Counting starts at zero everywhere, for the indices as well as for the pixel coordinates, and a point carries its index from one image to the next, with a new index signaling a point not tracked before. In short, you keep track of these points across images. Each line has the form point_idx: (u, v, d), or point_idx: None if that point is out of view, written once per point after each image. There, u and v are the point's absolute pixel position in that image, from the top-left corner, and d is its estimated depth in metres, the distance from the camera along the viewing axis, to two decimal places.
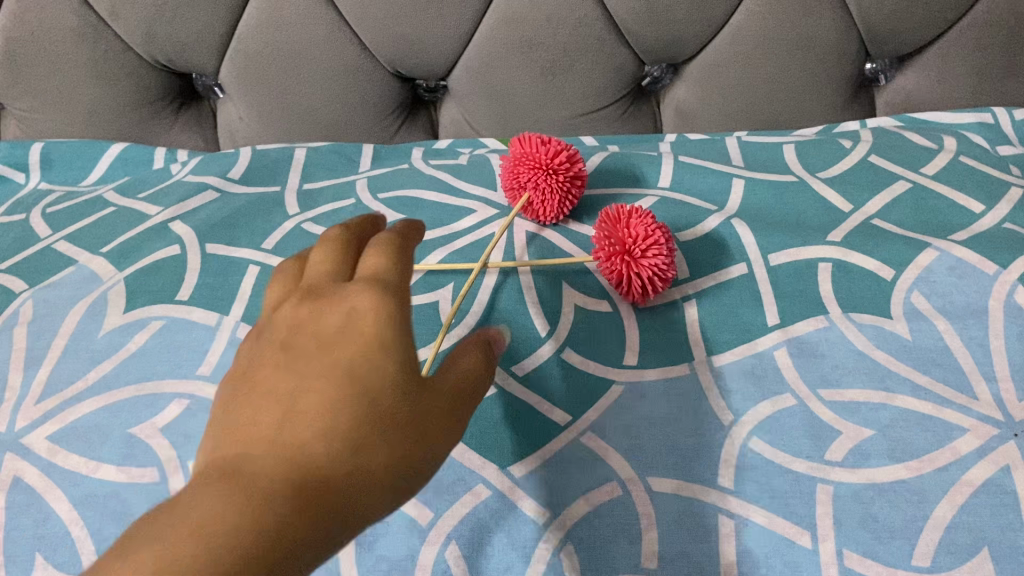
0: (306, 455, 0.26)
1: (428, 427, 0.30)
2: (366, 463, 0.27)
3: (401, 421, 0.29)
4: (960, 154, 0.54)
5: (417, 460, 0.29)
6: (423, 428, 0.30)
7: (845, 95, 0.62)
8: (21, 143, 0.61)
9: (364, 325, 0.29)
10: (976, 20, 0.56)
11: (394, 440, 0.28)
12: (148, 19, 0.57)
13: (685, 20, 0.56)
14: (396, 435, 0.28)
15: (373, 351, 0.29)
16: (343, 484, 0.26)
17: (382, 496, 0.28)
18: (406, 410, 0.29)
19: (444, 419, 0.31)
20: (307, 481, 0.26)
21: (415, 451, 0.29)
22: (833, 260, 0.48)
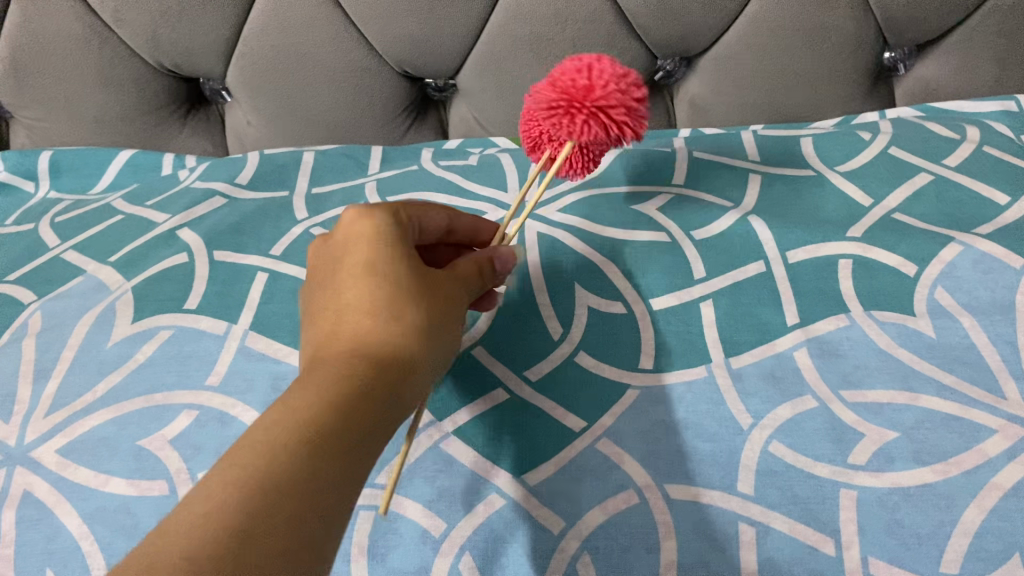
0: (370, 329, 0.34)
1: (457, 300, 0.37)
2: (423, 318, 0.35)
3: (438, 291, 0.36)
4: (984, 143, 0.52)
5: (453, 323, 0.37)
6: (456, 302, 0.37)
7: (864, 86, 0.61)
8: (30, 152, 0.61)
9: (365, 224, 0.36)
10: (998, 7, 0.55)
11: (437, 304, 0.36)
12: (153, 24, 0.56)
13: (698, 12, 0.55)
14: (438, 300, 0.36)
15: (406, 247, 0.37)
16: (407, 333, 0.34)
17: (437, 349, 0.35)
18: (438, 282, 0.36)
19: (465, 298, 0.38)
20: (373, 344, 0.33)
21: (450, 315, 0.36)
22: (853, 256, 0.47)
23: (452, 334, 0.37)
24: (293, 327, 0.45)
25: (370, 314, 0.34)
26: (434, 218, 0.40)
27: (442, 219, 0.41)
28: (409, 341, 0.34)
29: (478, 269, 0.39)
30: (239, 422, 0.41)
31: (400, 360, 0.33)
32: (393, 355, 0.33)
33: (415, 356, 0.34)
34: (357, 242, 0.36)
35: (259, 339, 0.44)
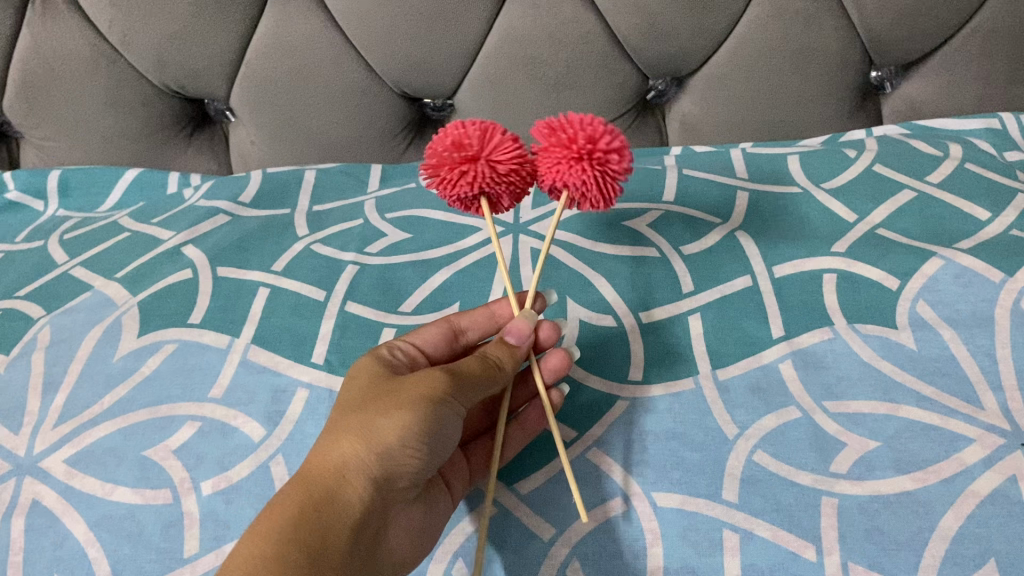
0: (325, 446, 0.37)
1: (428, 377, 0.38)
2: (367, 417, 0.37)
3: (400, 385, 0.38)
4: (966, 160, 0.54)
5: (423, 397, 0.37)
6: (425, 379, 0.38)
7: (851, 104, 0.62)
8: (39, 171, 0.63)
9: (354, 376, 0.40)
10: (979, 27, 0.56)
11: (395, 396, 0.37)
12: (159, 47, 0.58)
13: (687, 33, 0.57)
14: (396, 392, 0.37)
15: (373, 372, 0.40)
16: (347, 441, 0.36)
17: (395, 429, 0.36)
18: (399, 381, 0.38)
19: (447, 371, 0.38)
20: (321, 460, 0.36)
21: (415, 393, 0.37)
22: (838, 271, 0.48)
23: (425, 404, 0.37)
24: (294, 340, 0.47)
25: (339, 439, 0.37)
26: (434, 335, 0.44)
27: (441, 334, 0.44)
28: (348, 448, 0.36)
29: (489, 358, 0.41)
30: (241, 433, 0.43)
31: (340, 468, 0.36)
32: (336, 466, 0.36)
33: (357, 457, 0.36)
34: (351, 390, 0.40)
35: (261, 353, 0.46)
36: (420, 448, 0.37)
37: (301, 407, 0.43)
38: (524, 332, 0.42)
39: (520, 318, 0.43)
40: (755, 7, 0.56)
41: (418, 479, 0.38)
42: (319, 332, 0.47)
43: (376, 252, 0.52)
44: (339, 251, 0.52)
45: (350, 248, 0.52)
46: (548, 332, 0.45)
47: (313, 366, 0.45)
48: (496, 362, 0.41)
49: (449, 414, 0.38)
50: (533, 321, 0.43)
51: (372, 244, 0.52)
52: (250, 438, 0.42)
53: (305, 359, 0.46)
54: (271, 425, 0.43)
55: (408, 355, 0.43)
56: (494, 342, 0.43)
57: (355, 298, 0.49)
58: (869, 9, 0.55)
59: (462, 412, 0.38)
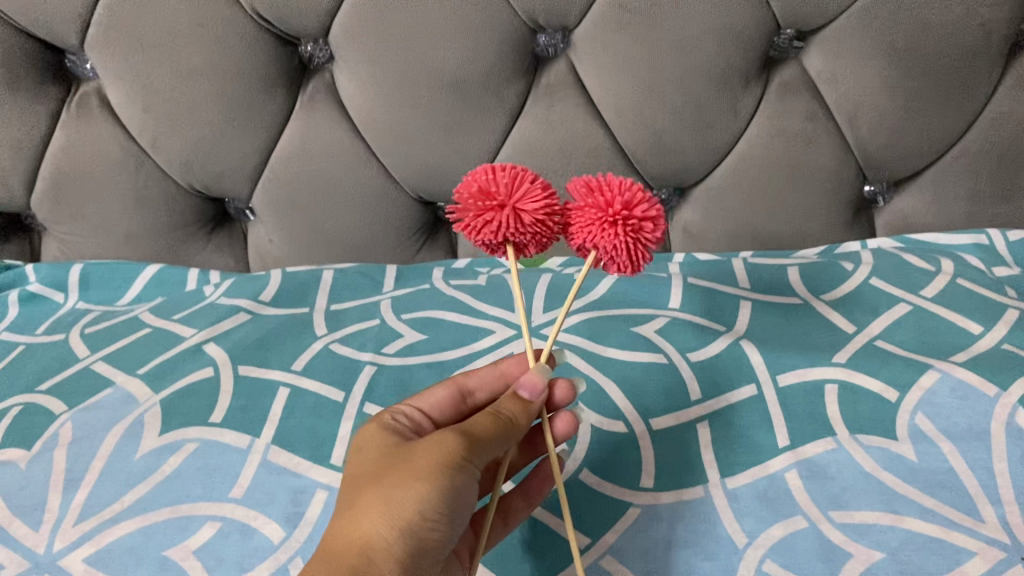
0: (346, 523, 0.37)
1: (439, 443, 0.39)
2: (385, 489, 0.37)
3: (413, 454, 0.39)
4: (958, 276, 0.56)
5: (438, 463, 0.38)
6: (438, 443, 0.39)
7: (848, 217, 0.65)
8: (62, 265, 0.64)
9: (366, 446, 0.41)
10: (965, 149, 0.60)
11: (411, 464, 0.38)
12: (187, 151, 0.61)
13: (691, 149, 0.61)
14: (411, 462, 0.38)
15: (384, 439, 0.41)
16: (370, 516, 0.37)
17: (415, 500, 0.37)
18: (412, 449, 0.39)
19: (457, 433, 0.39)
20: (344, 537, 0.37)
21: (431, 459, 0.38)
22: (839, 381, 0.50)
23: (440, 470, 0.38)
24: (313, 442, 0.48)
25: (359, 509, 0.37)
26: (438, 397, 0.45)
27: (447, 395, 0.45)
28: (371, 523, 0.37)
29: (502, 414, 0.41)
30: (260, 534, 0.43)
31: (366, 545, 0.36)
32: (360, 546, 0.36)
33: (380, 532, 0.36)
34: (361, 458, 0.40)
35: (281, 454, 0.47)
36: (440, 513, 0.38)
37: (320, 509, 0.44)
38: (536, 386, 0.43)
39: (533, 372, 0.44)
40: (755, 127, 0.60)
41: (440, 548, 0.39)
42: (338, 434, 0.48)
43: (392, 352, 0.53)
44: (357, 351, 0.53)
45: (368, 348, 0.54)
46: (563, 391, 0.46)
47: (332, 468, 0.46)
48: (509, 416, 0.42)
49: (466, 478, 0.38)
50: (547, 376, 0.44)
51: (389, 344, 0.54)
52: (269, 540, 0.43)
53: (324, 461, 0.47)
54: (290, 527, 0.44)
55: (411, 419, 0.44)
56: (507, 396, 0.43)
57: (372, 399, 0.50)
58: (861, 130, 0.59)
59: (475, 472, 0.39)
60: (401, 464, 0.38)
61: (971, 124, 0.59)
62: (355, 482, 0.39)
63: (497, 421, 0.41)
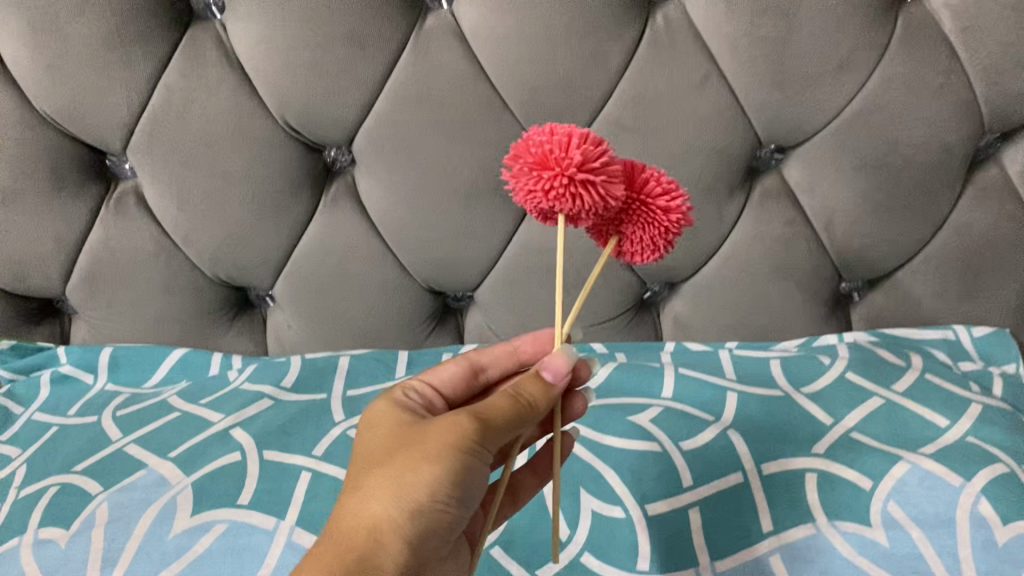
0: (359, 502, 0.40)
1: (451, 425, 0.40)
2: (396, 473, 0.40)
3: (426, 436, 0.40)
4: (927, 371, 0.61)
5: (448, 447, 0.39)
6: (450, 425, 0.40)
7: (826, 311, 0.70)
8: (92, 348, 0.69)
9: (386, 423, 0.43)
10: (932, 254, 0.66)
11: (423, 448, 0.40)
12: (216, 245, 0.66)
13: (681, 249, 0.66)
14: (423, 444, 0.40)
15: (403, 418, 0.43)
16: (380, 498, 0.39)
17: (424, 485, 0.39)
18: (425, 430, 0.41)
19: (471, 417, 0.40)
20: (355, 518, 0.39)
21: (443, 441, 0.40)
22: (818, 470, 0.54)
23: (450, 455, 0.39)
24: None
25: (372, 489, 0.40)
26: (450, 374, 0.50)
27: (459, 373, 0.50)
28: (381, 506, 0.39)
29: (521, 397, 0.42)
30: None
31: (375, 526, 0.39)
32: (369, 527, 0.39)
33: (389, 514, 0.39)
34: (380, 436, 0.43)
35: (305, 535, 0.51)
36: (450, 495, 0.39)
37: None
38: (559, 372, 0.43)
39: (561, 355, 0.43)
40: (740, 231, 0.65)
41: (453, 524, 0.41)
42: None
43: None
44: None
45: None
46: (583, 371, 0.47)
47: None
48: (528, 401, 0.42)
49: (477, 463, 0.40)
50: (573, 359, 0.43)
51: None
52: None
53: None
54: None
55: (424, 397, 0.48)
56: (531, 375, 0.43)
57: None
58: (837, 236, 0.65)
59: (487, 454, 0.40)
60: (415, 448, 0.40)
61: (937, 231, 0.65)
62: (372, 458, 0.42)
63: (515, 405, 0.41)
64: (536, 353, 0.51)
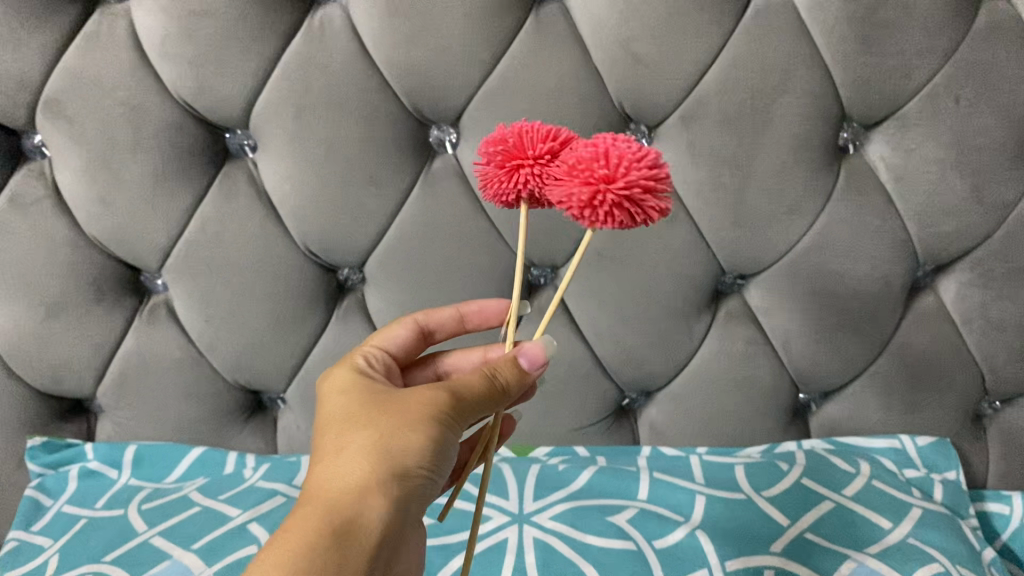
0: (341, 466, 0.44)
1: (431, 397, 0.45)
2: (380, 437, 0.44)
3: (407, 404, 0.45)
4: (873, 477, 0.68)
5: (430, 416, 0.45)
6: (430, 397, 0.45)
7: (786, 420, 0.78)
8: (118, 446, 0.75)
9: (357, 398, 0.48)
10: (877, 371, 0.74)
11: (405, 415, 0.45)
12: (238, 353, 0.74)
13: (654, 362, 0.74)
14: (403, 412, 0.45)
15: (373, 392, 0.48)
16: (363, 462, 0.43)
17: (408, 449, 0.44)
18: (402, 400, 0.46)
19: (448, 392, 0.46)
20: (341, 482, 0.43)
21: (424, 410, 0.45)
22: (776, 567, 0.61)
23: (430, 423, 0.44)
24: None
25: (356, 454, 0.44)
26: (401, 338, 0.57)
27: (409, 335, 0.58)
28: (368, 467, 0.43)
29: (497, 378, 0.48)
30: None
31: (360, 488, 0.43)
32: (354, 489, 0.43)
33: (372, 475, 0.43)
34: (354, 408, 0.47)
35: None
36: (431, 462, 0.44)
37: None
38: (537, 360, 0.50)
39: (538, 346, 0.50)
40: (706, 348, 0.74)
41: (429, 491, 0.45)
42: None
43: None
44: None
45: None
46: None
47: None
48: (502, 384, 0.48)
49: (453, 432, 0.45)
50: (549, 353, 0.50)
51: None
52: None
53: None
54: None
55: (381, 358, 0.55)
56: (509, 360, 0.49)
57: None
58: (792, 353, 0.73)
59: (462, 425, 0.46)
60: (394, 418, 0.45)
61: (881, 351, 0.73)
62: (349, 428, 0.46)
63: (490, 385, 0.48)
64: (478, 323, 0.60)
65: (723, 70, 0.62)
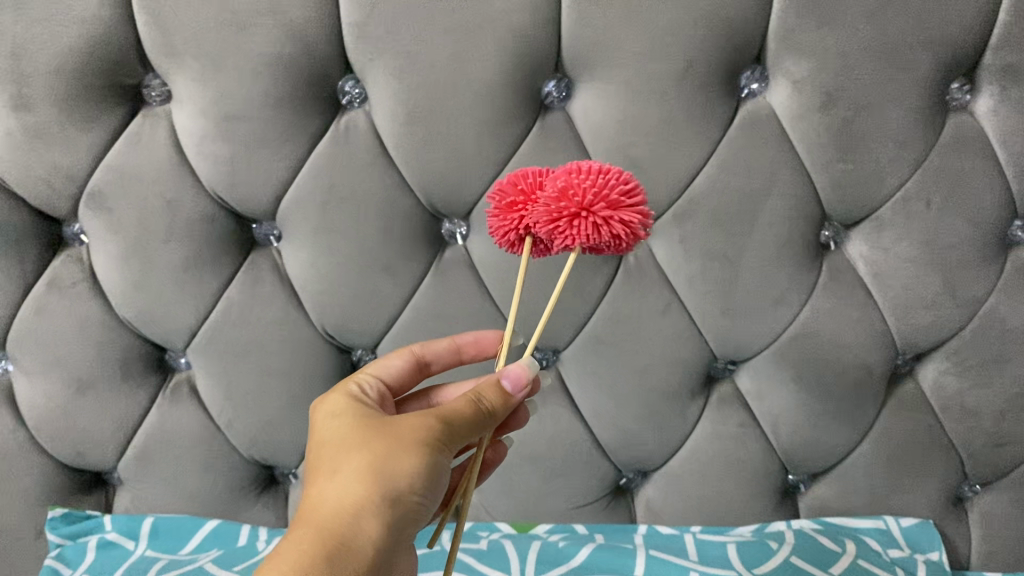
0: (338, 487, 0.47)
1: (423, 422, 0.49)
2: (375, 460, 0.48)
3: (401, 429, 0.49)
4: (859, 556, 0.72)
5: (422, 440, 0.49)
6: (421, 423, 0.49)
7: (776, 500, 0.81)
8: (136, 518, 0.79)
9: (351, 425, 0.52)
10: (862, 453, 0.78)
11: (399, 441, 0.49)
12: (255, 428, 0.78)
13: (651, 442, 0.78)
14: (397, 438, 0.49)
15: (366, 419, 0.52)
16: (359, 483, 0.47)
17: (402, 472, 0.47)
18: (396, 426, 0.50)
19: (438, 419, 0.50)
20: (338, 500, 0.47)
21: (416, 435, 0.49)
22: None
23: (422, 448, 0.48)
24: None
25: (353, 475, 0.48)
26: (397, 366, 0.61)
27: (404, 364, 0.62)
28: (364, 487, 0.47)
29: (483, 403, 0.52)
30: None
31: (356, 506, 0.46)
32: (351, 508, 0.46)
33: (368, 495, 0.47)
34: (349, 434, 0.51)
35: None
36: (422, 483, 0.48)
37: None
38: (519, 380, 0.54)
39: (525, 369, 0.54)
40: (700, 430, 0.78)
41: (421, 513, 0.49)
42: None
43: None
44: None
45: None
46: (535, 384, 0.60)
47: None
48: (488, 405, 0.52)
49: (443, 457, 0.49)
50: (533, 375, 0.54)
51: None
52: None
53: None
54: None
55: (376, 386, 0.59)
56: (494, 385, 0.53)
57: None
58: (782, 435, 0.77)
59: (452, 448, 0.50)
60: (388, 443, 0.49)
61: (865, 435, 0.77)
62: (343, 452, 0.49)
63: (477, 409, 0.52)
64: (474, 353, 0.64)
65: (714, 173, 0.67)
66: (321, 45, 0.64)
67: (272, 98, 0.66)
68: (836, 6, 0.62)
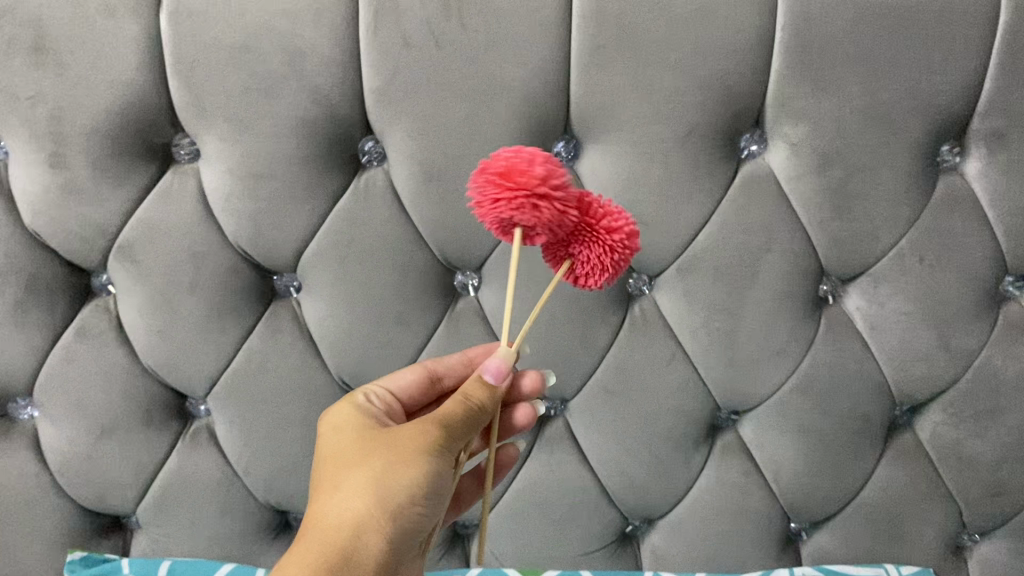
0: (340, 501, 0.51)
1: (420, 434, 0.54)
2: (375, 475, 0.52)
3: (400, 442, 0.53)
4: None
5: (419, 452, 0.53)
6: (417, 435, 0.54)
7: (778, 547, 0.83)
8: (154, 562, 0.82)
9: (353, 442, 0.56)
10: (861, 501, 0.80)
11: (398, 454, 0.53)
12: (272, 473, 0.81)
13: (656, 490, 0.80)
14: (396, 452, 0.53)
15: (364, 436, 0.56)
16: (361, 496, 0.51)
17: (401, 483, 0.51)
18: (395, 440, 0.54)
19: (433, 428, 0.54)
20: (341, 513, 0.51)
21: (412, 448, 0.53)
22: None
23: (419, 459, 0.52)
24: None
25: (355, 489, 0.51)
26: (407, 380, 0.65)
27: (415, 377, 0.65)
28: (365, 500, 0.51)
29: (472, 401, 0.56)
30: None
31: (358, 517, 0.50)
32: (353, 520, 0.50)
33: (368, 506, 0.51)
34: (351, 451, 0.55)
35: None
36: (420, 494, 0.52)
37: None
38: (501, 371, 0.58)
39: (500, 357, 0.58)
40: (705, 478, 0.80)
41: (422, 522, 0.53)
42: None
43: None
44: None
45: None
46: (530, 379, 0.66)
47: None
48: (477, 403, 0.56)
49: (441, 465, 0.53)
50: (508, 360, 0.58)
51: None
52: None
53: None
54: None
55: (384, 400, 0.63)
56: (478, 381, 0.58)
57: None
58: (784, 483, 0.80)
59: (448, 456, 0.54)
60: (387, 457, 0.53)
61: (865, 483, 0.79)
62: (345, 469, 0.53)
63: (469, 410, 0.56)
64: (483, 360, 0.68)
65: (716, 230, 0.71)
66: (343, 108, 0.68)
67: (296, 158, 0.69)
68: (832, 74, 0.65)
